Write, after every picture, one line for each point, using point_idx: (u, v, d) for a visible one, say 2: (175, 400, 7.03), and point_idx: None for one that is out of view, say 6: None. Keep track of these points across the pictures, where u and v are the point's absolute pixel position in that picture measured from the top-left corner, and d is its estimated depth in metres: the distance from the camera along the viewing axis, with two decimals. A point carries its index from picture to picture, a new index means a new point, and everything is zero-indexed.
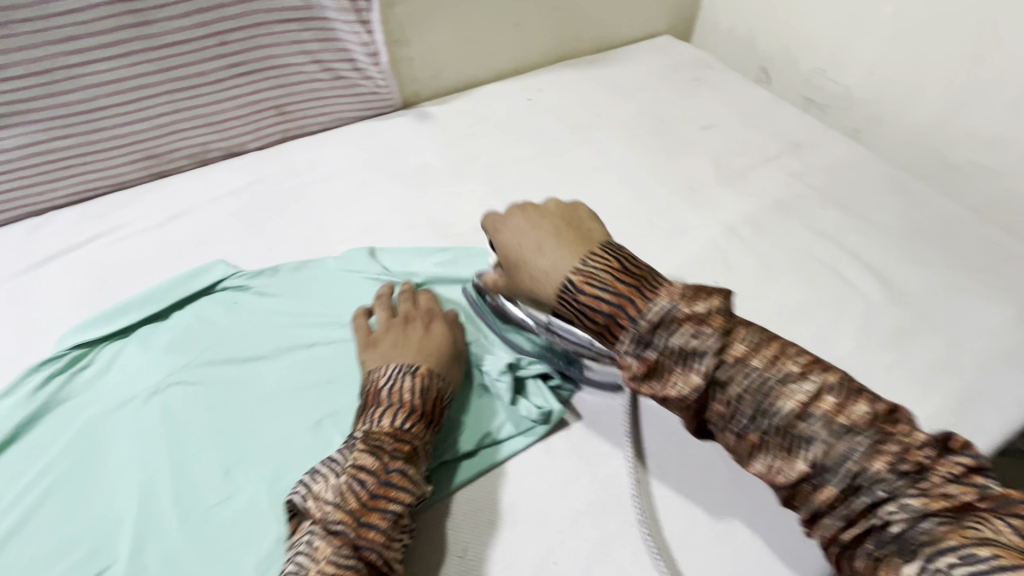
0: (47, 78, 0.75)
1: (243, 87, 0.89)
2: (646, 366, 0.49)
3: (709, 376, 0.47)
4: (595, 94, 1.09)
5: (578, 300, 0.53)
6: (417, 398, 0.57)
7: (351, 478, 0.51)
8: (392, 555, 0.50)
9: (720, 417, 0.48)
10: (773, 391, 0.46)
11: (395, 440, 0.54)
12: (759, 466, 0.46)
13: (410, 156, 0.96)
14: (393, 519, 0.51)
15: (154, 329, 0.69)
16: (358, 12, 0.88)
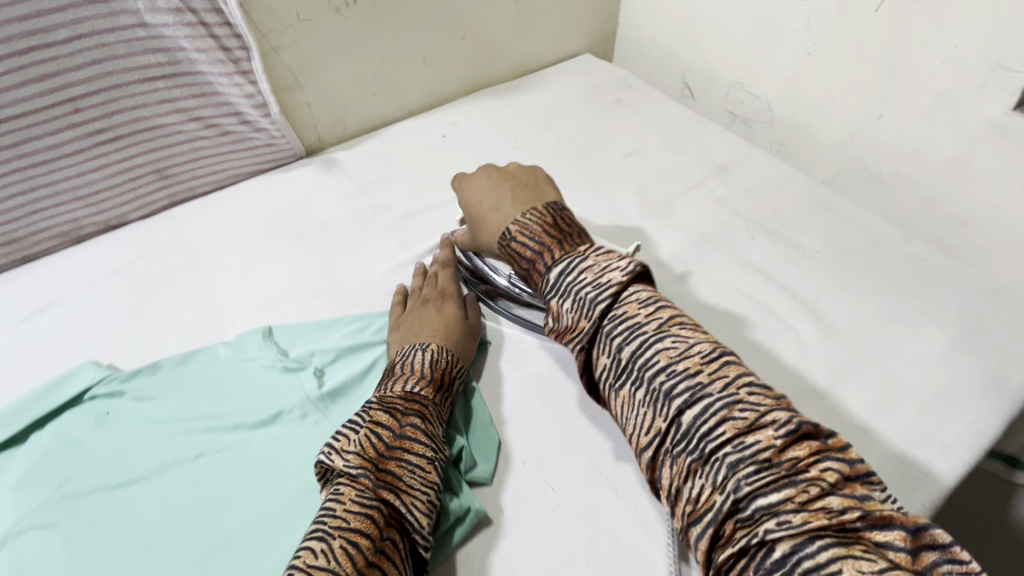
0: None
1: (112, 154, 0.79)
2: (551, 310, 0.60)
3: (594, 320, 0.56)
4: (513, 124, 1.03)
5: (513, 247, 0.65)
6: (428, 367, 0.61)
7: (370, 431, 0.54)
8: (419, 502, 0.52)
9: (605, 371, 0.56)
10: (647, 348, 0.53)
11: (411, 397, 0.58)
12: (629, 423, 0.53)
13: (314, 211, 0.88)
14: (418, 468, 0.54)
15: (9, 459, 0.60)
16: (236, 62, 0.80)
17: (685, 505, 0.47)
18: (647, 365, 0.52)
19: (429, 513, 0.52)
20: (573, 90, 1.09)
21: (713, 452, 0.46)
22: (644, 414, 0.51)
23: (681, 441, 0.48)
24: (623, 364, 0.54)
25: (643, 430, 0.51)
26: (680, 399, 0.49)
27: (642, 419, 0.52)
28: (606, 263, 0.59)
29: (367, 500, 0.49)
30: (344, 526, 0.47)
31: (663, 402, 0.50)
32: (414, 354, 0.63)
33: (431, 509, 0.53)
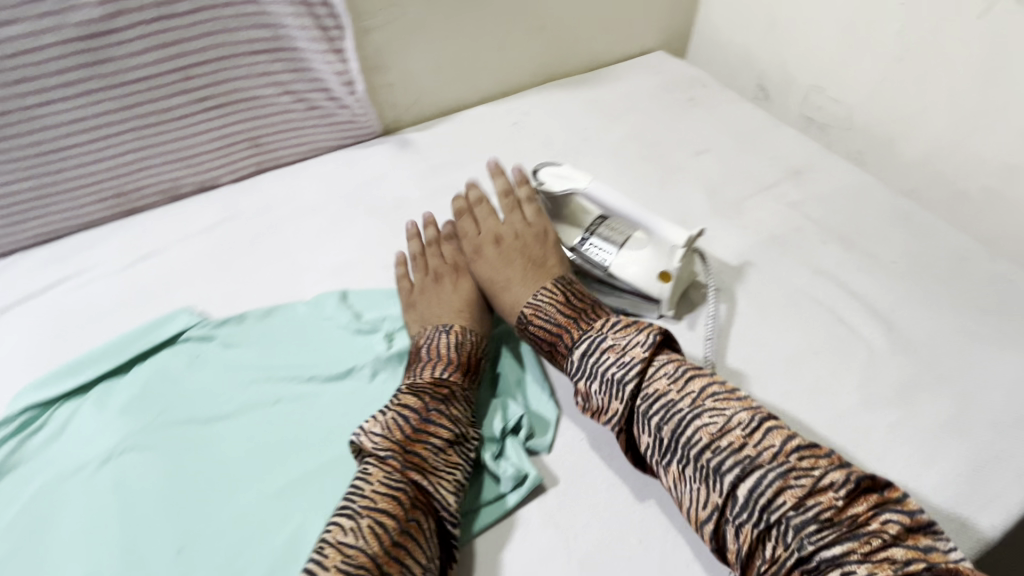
0: (5, 120, 0.72)
1: (214, 120, 0.85)
2: (581, 393, 0.61)
3: (626, 401, 0.57)
4: (583, 117, 1.04)
5: (532, 330, 0.67)
6: (452, 351, 0.65)
7: (398, 415, 0.58)
8: (445, 480, 0.55)
9: (649, 448, 0.56)
10: (687, 425, 0.53)
11: (440, 383, 0.61)
12: (682, 497, 0.53)
13: (389, 187, 0.92)
14: (443, 445, 0.57)
15: (116, 386, 0.66)
16: (330, 41, 0.84)
17: (757, 569, 0.48)
18: (690, 442, 0.53)
19: (456, 491, 0.56)
20: (646, 87, 1.09)
21: (776, 519, 0.47)
22: (697, 490, 0.51)
23: (740, 509, 0.49)
24: (666, 442, 0.54)
25: (700, 505, 0.51)
26: (731, 474, 0.50)
27: (695, 495, 0.52)
28: (624, 337, 0.60)
29: (394, 480, 0.53)
30: (374, 508, 0.51)
31: (714, 479, 0.50)
32: (436, 342, 0.66)
33: (459, 487, 0.56)
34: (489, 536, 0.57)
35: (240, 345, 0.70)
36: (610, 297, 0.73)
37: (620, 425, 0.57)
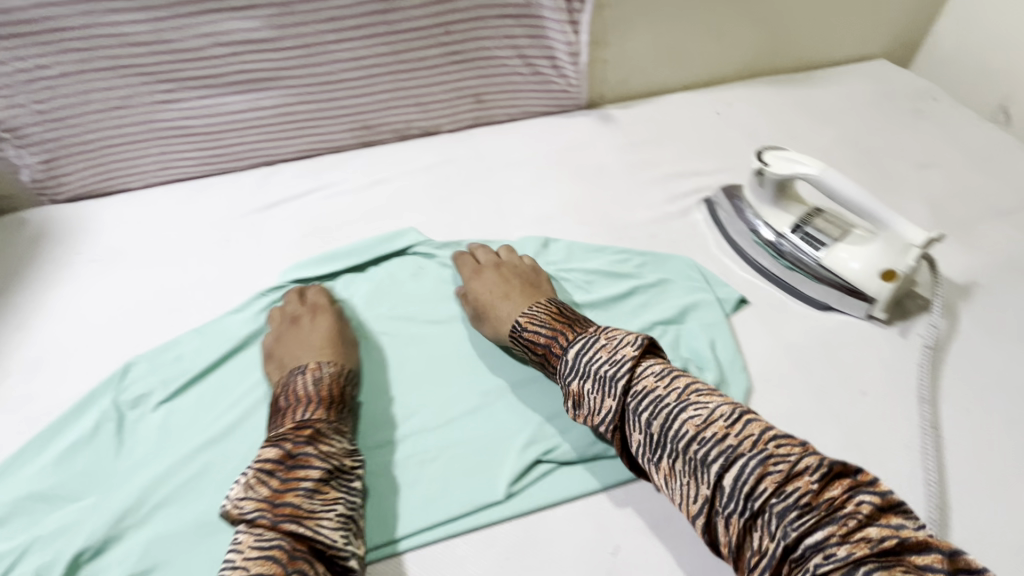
0: (307, 51, 0.87)
1: (454, 74, 0.96)
2: (572, 395, 0.59)
3: (618, 399, 0.55)
4: (790, 115, 1.02)
5: (524, 335, 0.66)
6: (316, 388, 0.62)
7: (260, 472, 0.54)
8: (326, 521, 0.51)
9: (639, 445, 0.54)
10: (674, 418, 0.52)
11: (302, 424, 0.58)
12: (674, 493, 0.51)
13: (590, 155, 0.98)
14: (313, 487, 0.53)
15: (359, 280, 0.80)
16: (570, 12, 0.91)
17: (747, 561, 0.46)
18: (679, 436, 0.51)
19: (341, 529, 0.52)
20: (864, 94, 1.05)
21: (760, 506, 0.46)
22: (688, 483, 0.50)
23: (728, 499, 0.47)
24: (655, 438, 0.52)
25: (691, 498, 0.50)
26: (717, 463, 0.48)
27: (687, 488, 0.50)
28: (612, 351, 0.58)
29: (275, 530, 0.50)
30: (256, 553, 0.48)
31: (702, 471, 0.49)
32: (292, 381, 0.64)
33: (343, 520, 0.53)
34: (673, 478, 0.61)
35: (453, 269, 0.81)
36: (812, 287, 0.72)
37: (614, 425, 0.55)
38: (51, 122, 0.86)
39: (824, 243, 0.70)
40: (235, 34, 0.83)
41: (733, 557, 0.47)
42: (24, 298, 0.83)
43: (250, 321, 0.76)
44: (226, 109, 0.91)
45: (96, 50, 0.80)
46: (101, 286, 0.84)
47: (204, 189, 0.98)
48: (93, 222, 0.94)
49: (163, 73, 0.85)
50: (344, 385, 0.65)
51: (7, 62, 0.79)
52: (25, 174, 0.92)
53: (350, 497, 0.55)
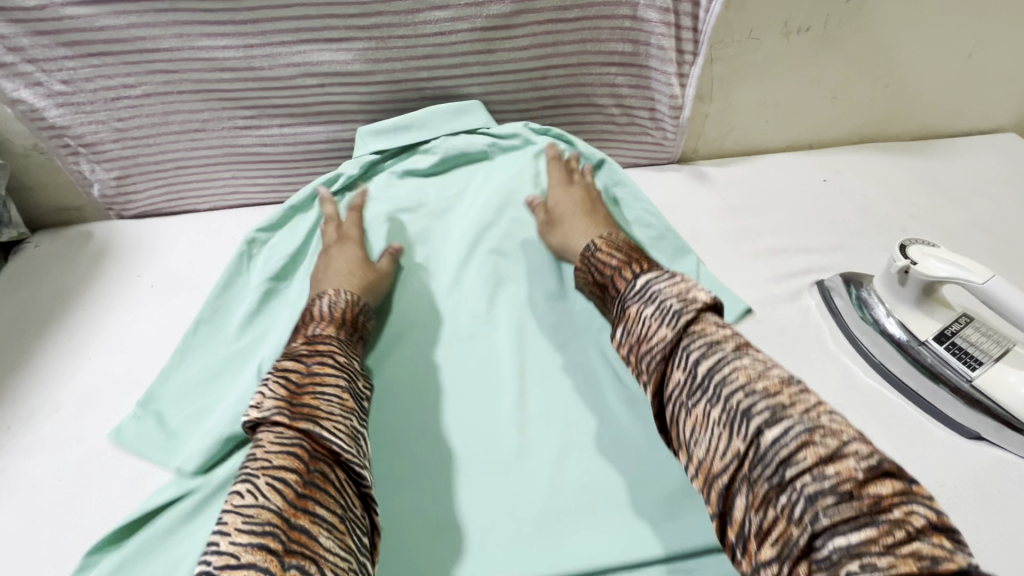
0: (396, 86, 0.82)
1: (545, 118, 0.90)
2: (626, 321, 0.52)
3: (676, 329, 0.48)
4: (909, 190, 0.92)
5: (596, 258, 0.63)
6: (333, 309, 0.63)
7: (280, 377, 0.51)
8: (342, 425, 0.48)
9: (676, 385, 0.46)
10: (726, 362, 0.44)
11: (312, 338, 0.57)
12: (699, 446, 0.43)
13: (683, 215, 0.89)
14: (335, 398, 0.50)
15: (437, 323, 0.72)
16: (680, 65, 0.84)
17: (755, 542, 0.38)
18: (725, 383, 0.43)
19: (354, 437, 0.49)
20: (993, 174, 0.94)
21: (792, 480, 0.37)
22: (719, 435, 0.42)
23: (757, 465, 0.39)
24: (698, 378, 0.45)
25: (718, 453, 0.41)
26: (760, 417, 0.40)
27: (717, 440, 0.42)
28: (683, 288, 0.51)
29: (291, 431, 0.46)
30: (279, 450, 0.44)
31: (742, 421, 0.41)
32: (309, 305, 0.64)
33: (358, 433, 0.50)
34: None
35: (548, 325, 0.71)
36: (952, 403, 0.61)
37: (661, 355, 0.48)
38: (128, 140, 0.84)
39: (979, 360, 0.61)
40: (325, 65, 0.79)
41: (742, 530, 0.39)
42: (81, 321, 0.79)
43: None
44: (304, 139, 0.87)
45: (182, 72, 0.77)
46: (159, 315, 0.80)
47: (270, 218, 0.94)
48: (157, 243, 0.91)
49: (245, 99, 0.81)
50: (358, 315, 0.65)
51: (94, 80, 0.77)
52: (96, 189, 0.90)
53: (361, 416, 0.52)
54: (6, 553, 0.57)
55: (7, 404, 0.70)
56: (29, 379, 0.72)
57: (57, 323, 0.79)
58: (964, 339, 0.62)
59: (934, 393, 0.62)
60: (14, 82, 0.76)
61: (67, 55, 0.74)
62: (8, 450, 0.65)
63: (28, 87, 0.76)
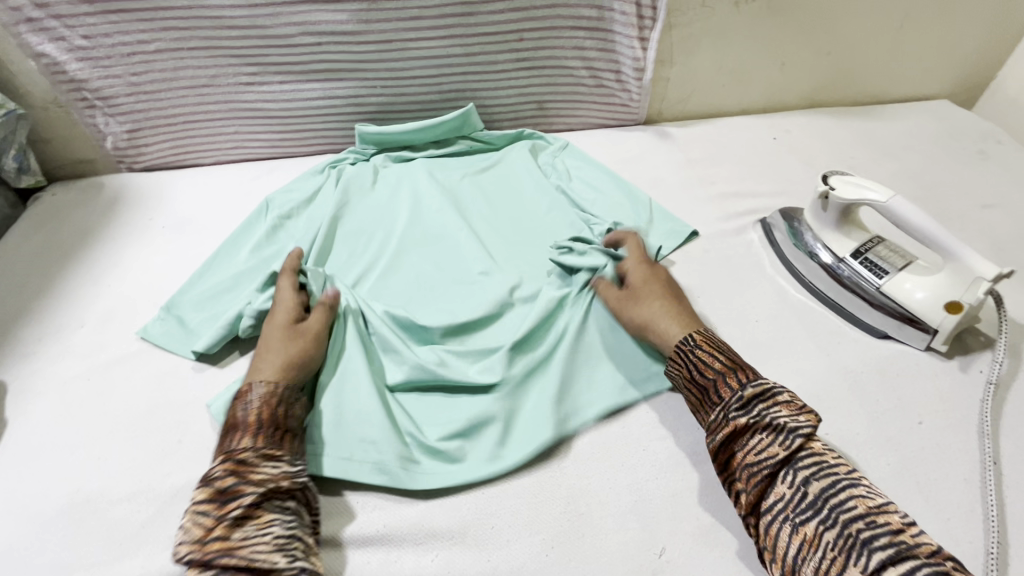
0: (385, 46, 0.91)
1: (521, 80, 0.99)
2: (731, 427, 0.53)
3: (789, 449, 0.51)
4: (849, 145, 1.03)
5: (694, 356, 0.60)
6: (249, 415, 0.55)
7: (193, 517, 0.49)
8: (262, 545, 0.47)
9: (781, 501, 0.50)
10: (840, 486, 0.48)
11: (229, 453, 0.52)
12: (806, 564, 0.47)
13: (646, 167, 0.99)
14: (245, 514, 0.48)
15: (429, 244, 0.86)
16: (641, 29, 0.94)
17: None
18: (842, 507, 0.47)
19: (282, 549, 0.47)
20: (925, 131, 1.05)
21: None
22: (832, 559, 0.46)
23: None
24: (810, 498, 0.49)
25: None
26: (881, 552, 0.44)
27: (828, 564, 0.45)
28: (793, 408, 0.53)
29: (206, 569, 0.46)
30: None
31: (859, 551, 0.45)
32: (229, 410, 0.57)
33: (283, 542, 0.48)
34: (720, 484, 0.58)
35: (526, 238, 0.87)
36: (865, 311, 0.72)
37: (769, 471, 0.51)
38: (141, 94, 0.92)
39: (887, 271, 0.71)
40: (323, 25, 0.87)
41: None
42: (98, 255, 0.87)
43: (344, 279, 0.81)
44: (302, 96, 0.96)
45: (192, 30, 0.86)
46: (169, 249, 0.88)
47: (271, 170, 1.02)
48: (164, 191, 0.98)
49: (249, 56, 0.90)
50: (280, 408, 0.57)
51: (112, 35, 0.85)
52: (109, 141, 0.98)
53: (286, 516, 0.50)
54: (37, 432, 0.65)
55: (35, 320, 0.78)
56: (54, 300, 0.80)
57: (74, 257, 0.87)
58: (875, 258, 0.72)
59: (853, 303, 0.72)
60: (39, 37, 0.84)
61: (89, 12, 0.82)
62: (37, 355, 0.73)
63: (51, 42, 0.85)
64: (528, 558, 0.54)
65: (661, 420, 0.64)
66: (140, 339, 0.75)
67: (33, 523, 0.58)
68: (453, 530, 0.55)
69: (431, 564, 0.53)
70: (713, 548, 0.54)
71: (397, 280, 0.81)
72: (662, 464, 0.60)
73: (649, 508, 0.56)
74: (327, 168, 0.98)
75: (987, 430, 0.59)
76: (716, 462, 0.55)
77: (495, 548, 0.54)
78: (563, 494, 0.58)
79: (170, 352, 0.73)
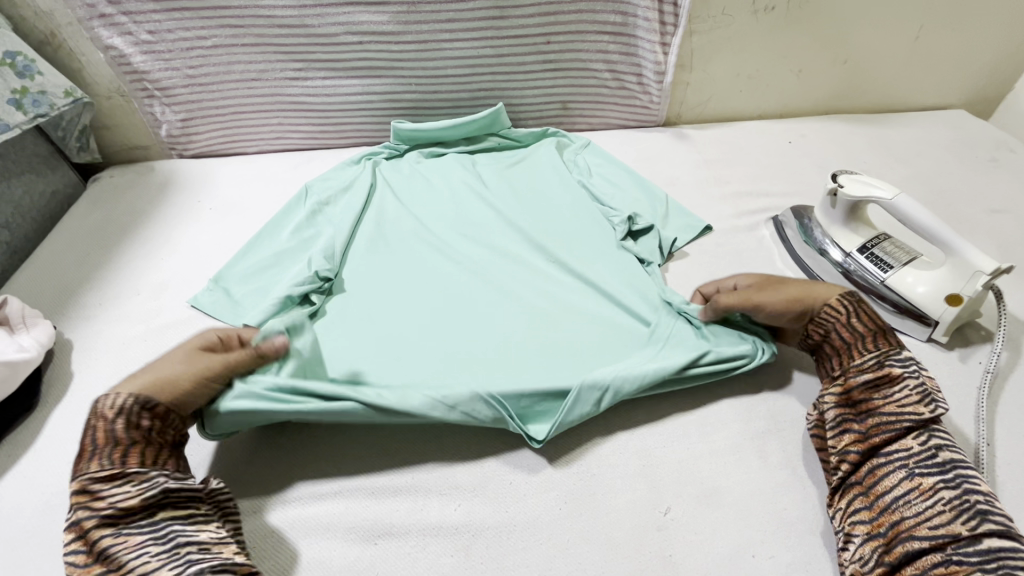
0: (422, 47, 0.98)
1: (548, 81, 1.04)
2: (884, 374, 0.58)
3: (934, 411, 0.55)
4: (864, 150, 1.06)
5: (861, 310, 0.64)
6: (107, 431, 0.53)
7: (70, 559, 0.48)
8: (134, 559, 0.47)
9: (905, 451, 0.54)
10: (967, 463, 0.53)
11: (82, 483, 0.51)
12: (907, 506, 0.51)
13: (664, 166, 1.04)
14: (120, 539, 0.48)
15: (456, 235, 0.90)
16: (663, 35, 0.99)
17: None
18: (965, 474, 0.52)
19: (169, 554, 0.48)
20: (939, 138, 1.08)
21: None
22: (939, 511, 0.49)
23: (973, 552, 0.46)
24: (939, 459, 0.53)
25: (930, 522, 0.49)
26: (992, 523, 0.48)
27: (933, 512, 0.49)
28: (938, 386, 0.58)
29: None
30: None
31: (972, 515, 0.48)
32: (82, 436, 0.55)
33: (173, 551, 0.48)
34: (723, 454, 0.62)
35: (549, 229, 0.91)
36: (871, 305, 0.75)
37: (907, 425, 0.55)
38: (196, 86, 1.00)
39: (891, 266, 0.74)
40: (365, 25, 0.94)
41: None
42: (152, 231, 0.95)
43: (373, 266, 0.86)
44: (342, 91, 1.03)
45: (246, 28, 0.93)
46: (215, 228, 0.95)
47: (311, 159, 1.09)
48: (212, 176, 1.06)
49: (296, 53, 0.97)
50: (143, 417, 0.55)
51: (174, 31, 0.93)
52: (164, 129, 1.06)
53: (173, 524, 0.50)
54: (99, 384, 0.72)
55: (96, 288, 0.85)
56: (112, 271, 0.88)
57: (130, 232, 0.95)
58: (883, 253, 0.76)
59: (861, 299, 0.76)
60: (109, 31, 0.92)
61: (155, 10, 0.90)
62: (98, 319, 0.80)
63: (120, 36, 0.93)
64: (543, 511, 0.58)
65: (670, 395, 0.68)
66: (190, 307, 0.81)
67: None
68: (474, 484, 0.60)
69: (454, 512, 0.58)
70: (715, 510, 0.58)
71: (421, 272, 0.84)
72: (669, 435, 0.64)
73: (656, 472, 0.61)
74: (362, 159, 1.04)
75: (982, 414, 0.62)
76: (846, 399, 0.59)
77: (512, 501, 0.59)
78: (577, 456, 0.62)
79: (217, 320, 0.79)
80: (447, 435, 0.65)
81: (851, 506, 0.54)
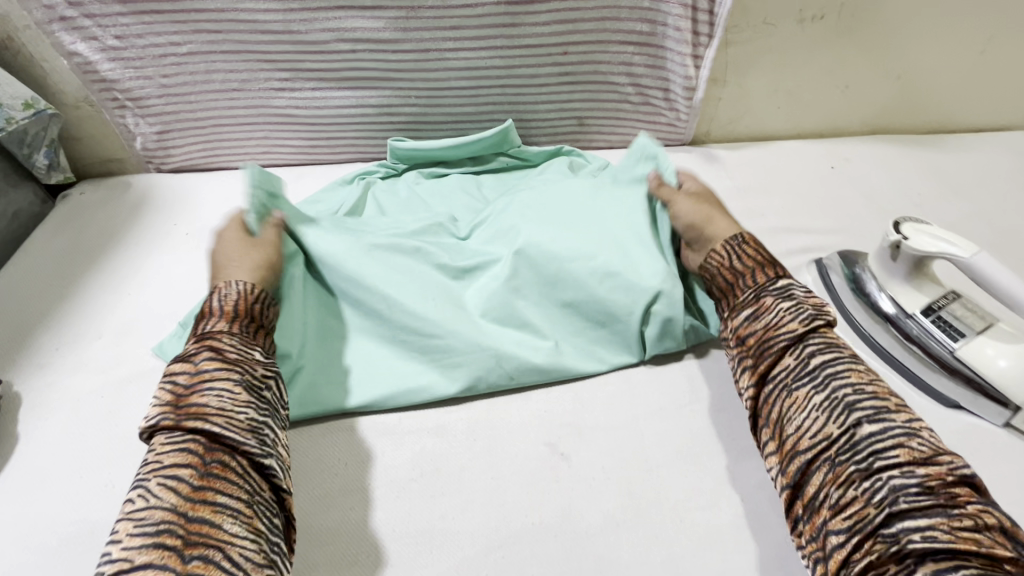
0: (422, 56, 0.87)
1: (563, 94, 0.93)
2: (757, 305, 0.58)
3: (807, 325, 0.54)
4: (918, 179, 0.94)
5: (740, 248, 0.63)
6: (224, 304, 0.59)
7: (167, 383, 0.51)
8: (238, 418, 0.49)
9: (785, 370, 0.53)
10: (840, 359, 0.52)
11: (203, 335, 0.56)
12: (791, 422, 0.51)
13: None
14: (221, 387, 0.50)
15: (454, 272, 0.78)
16: (695, 47, 0.87)
17: (828, 510, 0.46)
18: (836, 373, 0.51)
19: (256, 432, 0.49)
20: (1001, 167, 0.96)
21: (879, 470, 0.44)
22: (816, 418, 0.49)
23: (850, 449, 0.46)
24: (810, 367, 0.52)
25: (809, 433, 0.49)
26: (861, 411, 0.47)
27: (812, 422, 0.49)
28: (820, 299, 0.57)
29: (176, 430, 0.48)
30: (169, 451, 0.47)
31: (843, 410, 0.48)
32: (203, 302, 0.61)
33: (256, 424, 0.50)
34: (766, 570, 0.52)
35: None
36: (937, 377, 0.64)
37: (782, 343, 0.54)
38: (171, 96, 0.90)
39: (963, 333, 0.63)
40: (359, 32, 0.84)
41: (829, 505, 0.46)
42: (120, 259, 0.86)
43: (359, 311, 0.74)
44: (333, 103, 0.92)
45: (225, 33, 0.82)
46: (190, 258, 0.86)
47: (300, 177, 0.99)
48: (190, 194, 0.96)
49: (282, 61, 0.86)
50: (257, 305, 0.61)
51: (144, 36, 0.83)
52: (138, 141, 0.96)
53: (261, 402, 0.52)
54: (48, 451, 0.63)
55: (54, 328, 0.76)
56: (74, 307, 0.79)
57: (97, 259, 0.86)
58: (951, 315, 0.65)
59: (927, 369, 0.65)
60: (72, 35, 0.82)
61: (121, 12, 0.80)
62: (54, 367, 0.71)
63: (84, 41, 0.83)
64: None
65: (700, 487, 0.58)
66: (155, 355, 0.72)
67: (35, 554, 0.56)
68: None
69: None
70: None
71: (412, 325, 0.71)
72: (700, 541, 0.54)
73: None
74: (356, 179, 0.94)
75: None
76: (737, 338, 0.59)
77: None
78: (590, 566, 0.53)
79: None
80: (438, 533, 0.56)
81: (761, 444, 0.54)
